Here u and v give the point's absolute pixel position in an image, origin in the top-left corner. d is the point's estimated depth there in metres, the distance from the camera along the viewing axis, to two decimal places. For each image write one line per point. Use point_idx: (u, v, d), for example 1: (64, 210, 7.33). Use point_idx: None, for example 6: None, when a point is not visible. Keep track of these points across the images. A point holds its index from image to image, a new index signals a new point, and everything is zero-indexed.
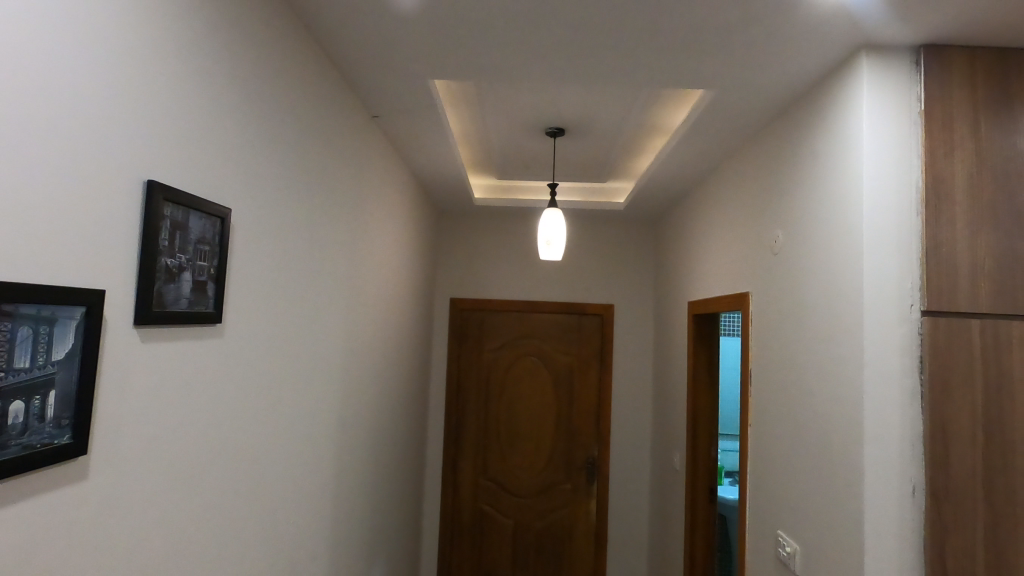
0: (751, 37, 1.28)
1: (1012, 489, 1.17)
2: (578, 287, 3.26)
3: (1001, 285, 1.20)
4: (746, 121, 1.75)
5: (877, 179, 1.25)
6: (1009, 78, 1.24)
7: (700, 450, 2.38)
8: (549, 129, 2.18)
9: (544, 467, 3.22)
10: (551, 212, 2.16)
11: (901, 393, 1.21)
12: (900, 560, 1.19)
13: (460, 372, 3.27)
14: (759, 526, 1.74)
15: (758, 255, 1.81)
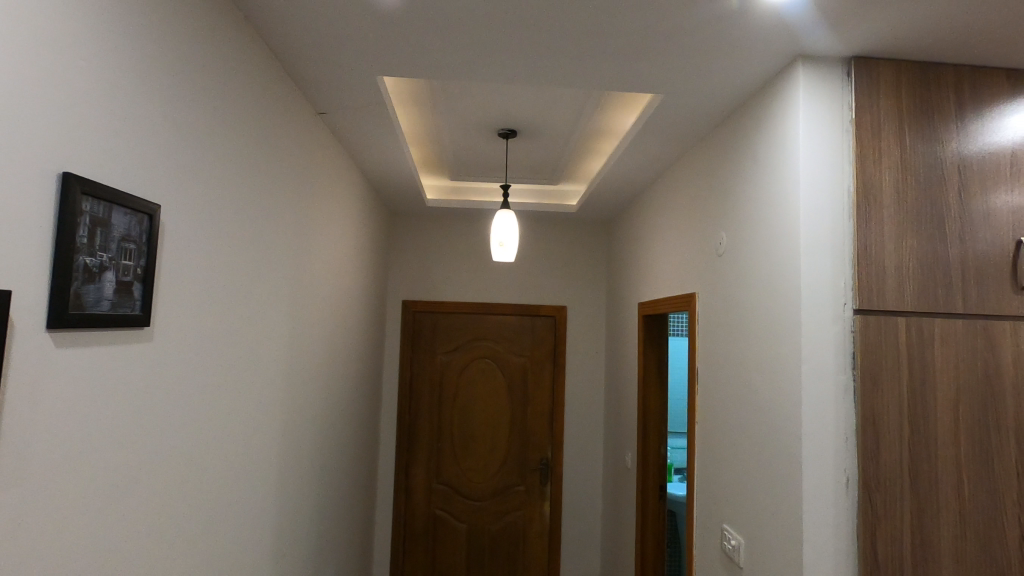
0: (693, 44, 1.31)
1: (934, 476, 1.24)
2: (531, 289, 3.27)
3: (925, 284, 1.27)
4: (692, 125, 1.79)
5: (812, 184, 1.31)
6: (929, 90, 1.32)
7: (650, 448, 2.43)
8: (500, 130, 2.18)
9: (498, 469, 3.21)
10: (503, 214, 2.16)
11: (836, 389, 1.27)
12: (835, 548, 1.24)
13: (413, 375, 3.23)
14: (705, 521, 1.79)
15: (704, 256, 1.87)
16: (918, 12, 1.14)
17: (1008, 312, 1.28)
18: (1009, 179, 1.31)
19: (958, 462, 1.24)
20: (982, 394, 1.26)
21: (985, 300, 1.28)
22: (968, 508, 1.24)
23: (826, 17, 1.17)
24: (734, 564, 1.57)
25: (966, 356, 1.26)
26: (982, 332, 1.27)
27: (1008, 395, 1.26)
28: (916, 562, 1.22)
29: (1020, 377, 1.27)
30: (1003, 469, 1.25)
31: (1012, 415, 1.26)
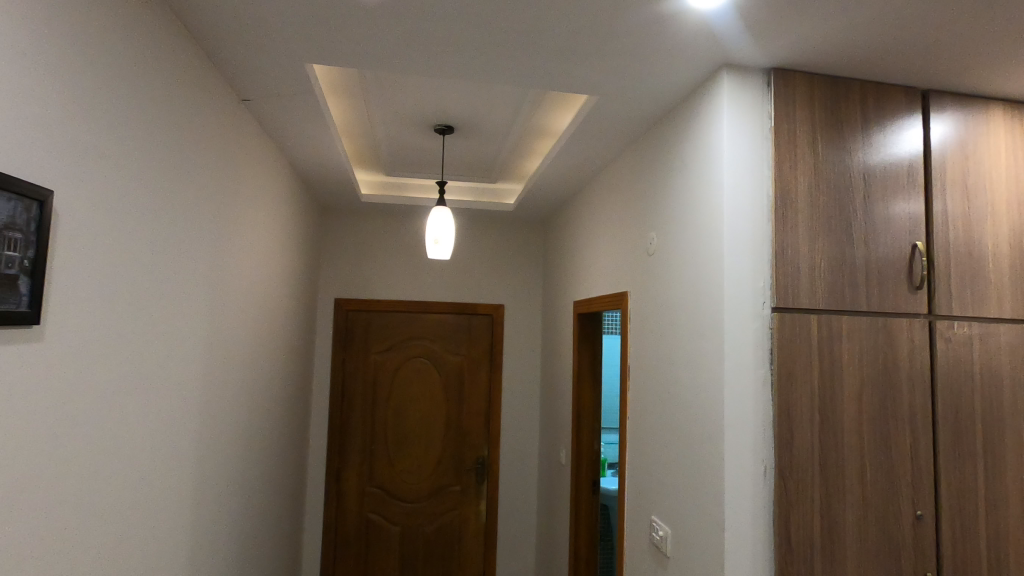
0: (625, 48, 1.34)
1: (840, 463, 1.33)
2: (468, 287, 3.25)
3: (834, 283, 1.36)
4: (625, 128, 1.83)
5: (736, 187, 1.37)
6: (839, 102, 1.41)
7: (584, 444, 2.47)
8: (437, 126, 2.15)
9: (434, 470, 3.17)
10: (439, 211, 2.13)
11: (755, 383, 1.33)
12: (753, 534, 1.31)
13: (345, 376, 3.13)
14: (635, 513, 1.83)
15: (635, 256, 1.92)
16: (829, 29, 1.22)
17: (904, 309, 1.39)
18: (907, 188, 1.42)
19: (862, 449, 1.34)
20: (883, 386, 1.36)
21: (885, 299, 1.38)
22: (870, 492, 1.33)
23: (748, 28, 1.23)
24: (661, 554, 1.62)
25: (869, 350, 1.36)
26: (883, 329, 1.37)
27: (904, 386, 1.37)
28: (824, 544, 1.30)
29: (915, 370, 1.38)
30: (899, 454, 1.36)
31: (907, 405, 1.37)
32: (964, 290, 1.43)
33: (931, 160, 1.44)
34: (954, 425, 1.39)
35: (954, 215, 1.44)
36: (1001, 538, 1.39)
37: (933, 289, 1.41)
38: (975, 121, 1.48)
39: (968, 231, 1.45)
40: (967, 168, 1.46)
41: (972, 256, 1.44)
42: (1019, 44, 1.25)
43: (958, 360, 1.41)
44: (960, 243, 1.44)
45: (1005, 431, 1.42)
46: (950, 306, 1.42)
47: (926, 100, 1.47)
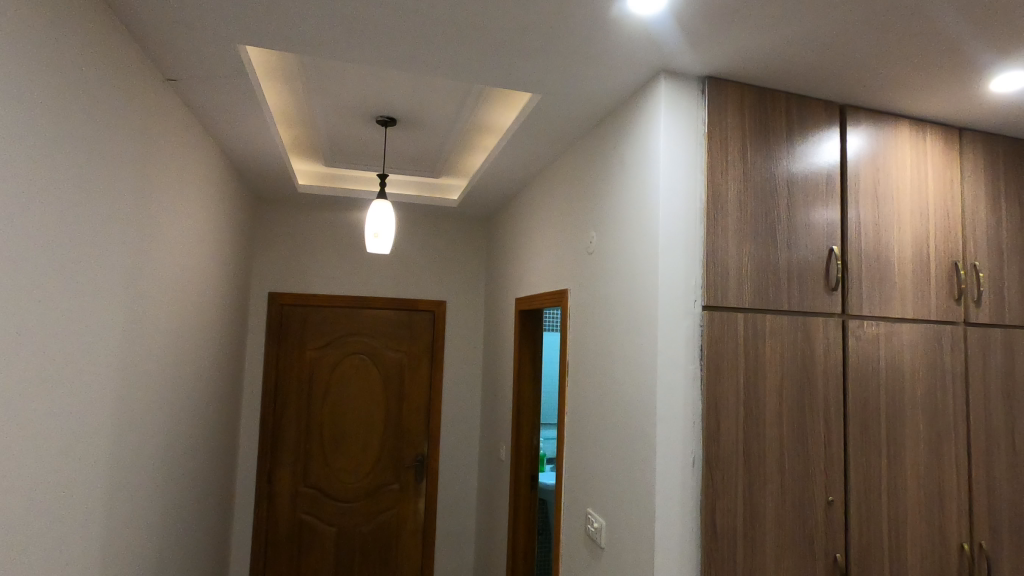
0: (568, 49, 1.36)
1: (762, 453, 1.41)
2: (409, 282, 3.21)
3: (759, 283, 1.44)
4: (567, 128, 1.86)
5: (671, 189, 1.42)
6: (767, 112, 1.49)
7: (523, 439, 2.49)
8: (378, 117, 2.11)
9: (371, 469, 3.11)
10: (379, 203, 2.09)
11: (686, 377, 1.39)
12: (681, 522, 1.36)
13: (279, 373, 3.02)
14: (571, 506, 1.87)
15: (575, 254, 1.95)
16: (758, 42, 1.29)
17: (821, 309, 1.49)
18: (825, 196, 1.52)
19: (781, 440, 1.42)
20: (801, 381, 1.45)
21: (804, 299, 1.48)
22: (788, 480, 1.42)
23: (684, 37, 1.28)
24: (595, 545, 1.66)
25: (789, 347, 1.45)
26: (802, 327, 1.46)
27: (820, 380, 1.47)
28: (746, 530, 1.38)
29: (830, 366, 1.48)
30: (814, 444, 1.45)
31: (822, 398, 1.47)
32: (873, 291, 1.55)
33: (847, 170, 1.55)
34: (862, 417, 1.50)
35: (866, 222, 1.55)
36: (900, 520, 1.52)
37: (846, 290, 1.52)
38: (886, 136, 1.61)
39: (878, 237, 1.57)
40: (878, 179, 1.58)
41: (881, 260, 1.56)
42: (924, 67, 1.37)
43: (867, 356, 1.52)
44: (870, 248, 1.55)
45: (905, 422, 1.55)
46: (861, 306, 1.53)
47: (844, 114, 1.57)
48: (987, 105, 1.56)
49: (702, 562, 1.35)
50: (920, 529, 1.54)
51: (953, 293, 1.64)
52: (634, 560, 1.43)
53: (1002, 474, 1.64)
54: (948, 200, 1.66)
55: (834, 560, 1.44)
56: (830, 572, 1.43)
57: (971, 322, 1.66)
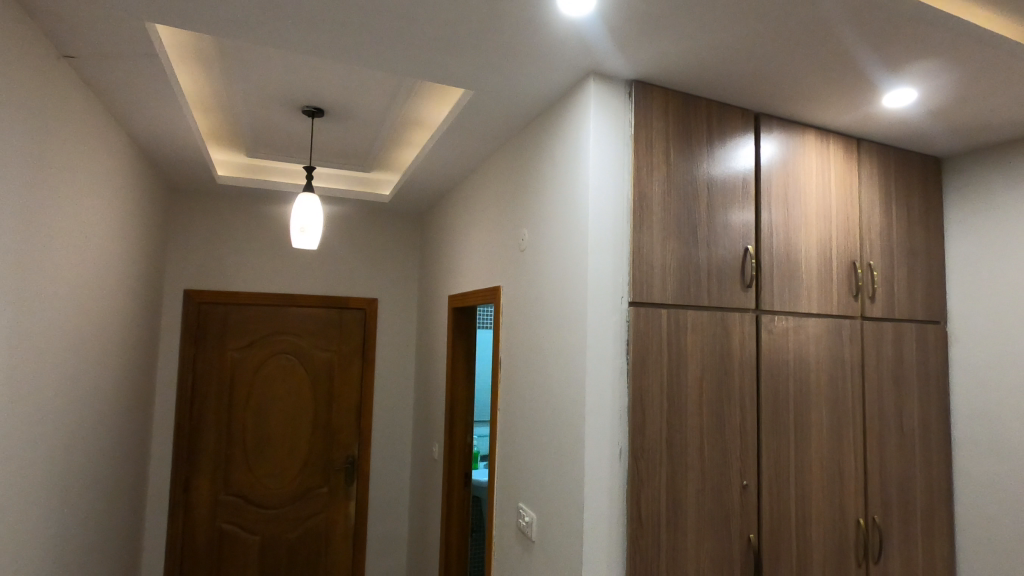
0: (500, 47, 1.37)
1: (684, 442, 1.47)
2: (339, 279, 3.11)
3: (681, 280, 1.50)
4: (500, 125, 1.87)
5: (600, 188, 1.45)
6: (689, 117, 1.56)
7: (456, 438, 2.48)
8: (305, 108, 2.03)
9: (298, 473, 2.99)
10: (306, 197, 2.01)
11: (613, 371, 1.43)
12: (609, 512, 1.41)
13: (196, 376, 2.84)
14: (503, 502, 1.88)
15: (508, 251, 1.96)
16: (682, 49, 1.35)
17: (737, 305, 1.58)
18: (741, 198, 1.62)
19: (701, 429, 1.50)
20: (719, 372, 1.53)
21: (722, 295, 1.56)
22: (707, 467, 1.50)
23: (612, 40, 1.32)
24: (527, 539, 1.68)
25: (708, 341, 1.52)
26: (720, 322, 1.55)
27: (736, 371, 1.56)
28: (669, 516, 1.44)
29: (745, 358, 1.57)
30: (731, 432, 1.54)
31: (738, 389, 1.56)
32: (783, 288, 1.66)
33: (761, 175, 1.65)
34: (773, 405, 1.61)
35: (777, 223, 1.66)
36: (806, 500, 1.64)
37: (760, 287, 1.62)
38: (795, 143, 1.72)
39: (788, 238, 1.68)
40: (788, 184, 1.70)
41: (790, 260, 1.68)
42: (827, 81, 1.48)
43: (778, 348, 1.63)
44: (781, 248, 1.67)
45: (810, 409, 1.67)
46: (772, 302, 1.64)
47: (758, 122, 1.68)
48: (880, 119, 1.71)
49: (628, 550, 1.40)
50: (823, 508, 1.67)
51: (852, 290, 1.79)
52: (565, 551, 1.46)
53: (892, 455, 1.81)
54: (848, 205, 1.81)
55: (748, 541, 1.54)
56: (744, 552, 1.53)
57: (867, 316, 1.82)
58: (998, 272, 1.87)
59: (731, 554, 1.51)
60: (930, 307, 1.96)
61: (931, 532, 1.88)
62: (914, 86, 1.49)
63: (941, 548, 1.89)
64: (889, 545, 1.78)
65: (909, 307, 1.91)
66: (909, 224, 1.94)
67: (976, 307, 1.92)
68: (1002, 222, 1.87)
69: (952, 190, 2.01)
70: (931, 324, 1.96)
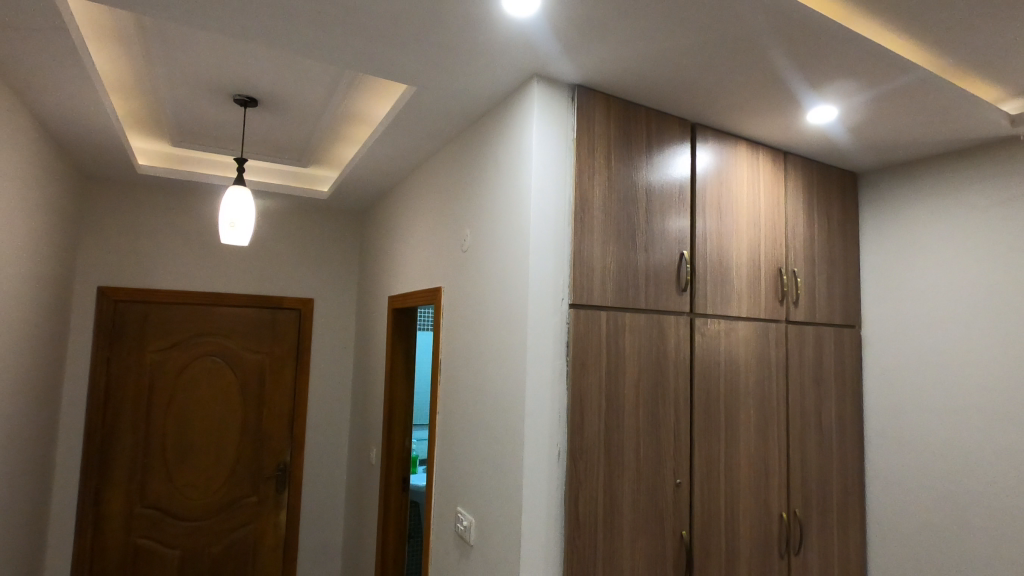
0: (444, 43, 1.35)
1: (621, 442, 1.50)
2: (272, 278, 2.98)
3: (621, 283, 1.53)
4: (443, 123, 1.84)
5: (542, 190, 1.46)
6: (629, 123, 1.59)
7: (394, 442, 2.42)
8: (237, 96, 1.93)
9: (224, 482, 2.83)
10: (236, 190, 1.91)
11: (553, 372, 1.44)
12: (547, 513, 1.41)
13: (110, 380, 2.64)
14: (441, 507, 1.85)
15: (450, 252, 1.94)
16: (623, 57, 1.37)
17: (673, 308, 1.62)
18: (678, 204, 1.67)
19: (638, 429, 1.53)
20: (655, 373, 1.57)
21: (659, 298, 1.60)
22: (642, 466, 1.52)
23: (556, 43, 1.33)
24: (464, 544, 1.66)
25: (645, 343, 1.56)
26: (657, 324, 1.59)
27: (671, 373, 1.60)
28: (606, 516, 1.46)
29: (679, 360, 1.62)
30: (665, 432, 1.58)
31: (672, 389, 1.60)
32: (715, 293, 1.72)
33: (696, 183, 1.71)
34: (705, 406, 1.66)
35: (711, 230, 1.72)
36: (735, 496, 1.71)
37: (694, 291, 1.67)
38: (728, 154, 1.80)
39: (720, 245, 1.75)
40: (722, 193, 1.77)
41: (722, 265, 1.75)
42: (757, 95, 1.55)
43: (710, 350, 1.69)
44: (714, 254, 1.73)
45: (739, 408, 1.74)
46: (705, 306, 1.70)
47: (694, 132, 1.73)
48: (804, 134, 1.82)
49: (565, 551, 1.40)
50: (750, 503, 1.74)
51: (778, 295, 1.89)
52: (502, 555, 1.45)
53: (812, 452, 1.92)
54: (776, 215, 1.91)
55: (680, 537, 1.58)
56: (677, 548, 1.57)
57: (791, 320, 1.92)
58: (905, 280, 2.02)
59: (664, 550, 1.54)
60: (847, 312, 2.09)
61: (846, 524, 2.00)
62: (835, 104, 1.59)
63: (854, 538, 2.02)
64: (809, 537, 1.88)
65: (828, 312, 2.03)
66: (829, 234, 2.07)
67: (887, 312, 2.07)
68: (910, 234, 2.02)
69: (867, 203, 2.16)
70: (847, 328, 2.09)
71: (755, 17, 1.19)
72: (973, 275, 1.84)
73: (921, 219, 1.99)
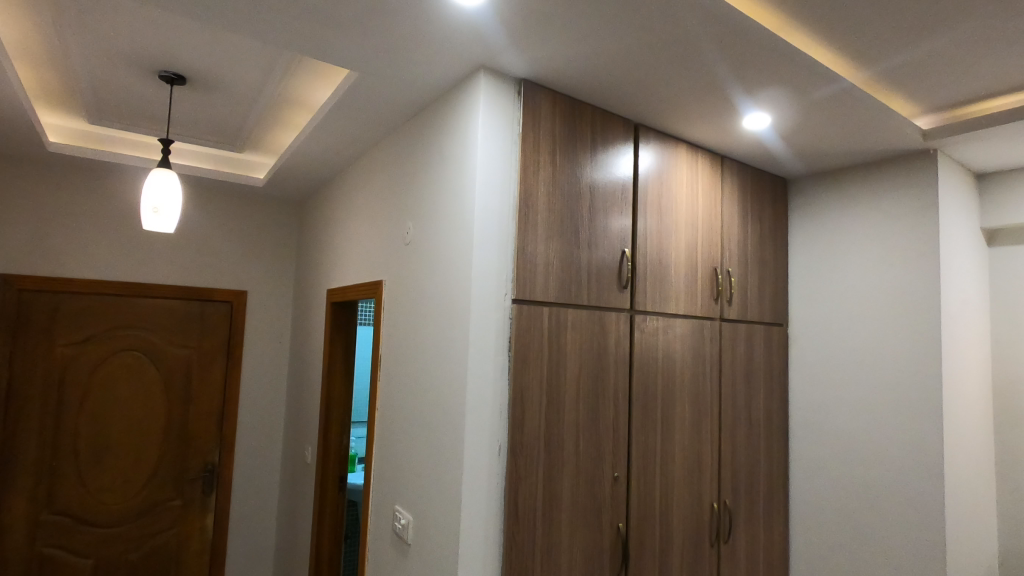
0: (387, 28, 1.31)
1: (561, 437, 1.51)
2: (202, 269, 2.82)
3: (564, 279, 1.54)
4: (386, 112, 1.79)
5: (487, 184, 1.44)
6: (575, 121, 1.60)
7: (331, 441, 2.34)
8: (163, 74, 1.81)
9: (144, 485, 2.65)
10: (160, 173, 1.78)
11: (494, 367, 1.43)
12: (486, 509, 1.40)
13: (13, 376, 2.42)
14: (379, 505, 1.81)
15: (392, 244, 1.89)
16: (568, 54, 1.38)
17: (613, 304, 1.65)
18: (620, 203, 1.69)
19: (578, 424, 1.54)
20: (595, 369, 1.59)
21: (601, 295, 1.62)
22: (582, 461, 1.54)
23: (502, 36, 1.31)
24: (402, 542, 1.63)
25: (586, 339, 1.58)
26: (597, 321, 1.61)
27: (611, 368, 1.63)
28: (545, 510, 1.46)
29: (618, 356, 1.65)
30: (604, 427, 1.60)
31: (612, 385, 1.63)
32: (654, 290, 1.77)
33: (639, 182, 1.74)
34: (643, 401, 1.70)
35: (652, 229, 1.76)
36: (669, 489, 1.76)
37: (635, 288, 1.71)
38: (669, 155, 1.85)
39: (660, 244, 1.79)
40: (662, 193, 1.81)
41: (662, 264, 1.79)
42: (697, 99, 1.60)
43: (648, 347, 1.73)
44: (654, 253, 1.77)
45: (675, 403, 1.79)
46: (645, 303, 1.74)
47: (637, 133, 1.77)
48: (739, 140, 1.89)
49: (504, 547, 1.40)
50: (683, 495, 1.80)
51: (713, 293, 1.96)
52: (440, 553, 1.43)
53: (742, 445, 2.01)
54: (712, 216, 1.98)
55: (617, 529, 1.61)
56: (613, 540, 1.60)
57: (725, 318, 2.00)
58: (828, 281, 2.15)
59: (601, 543, 1.57)
60: (775, 311, 2.20)
61: (771, 511, 2.11)
62: (768, 111, 1.66)
63: (778, 525, 2.13)
64: (737, 526, 1.97)
65: (759, 311, 2.13)
66: (761, 236, 2.16)
67: (811, 312, 2.19)
68: (833, 238, 2.15)
69: (795, 208, 2.28)
70: (775, 326, 2.20)
71: (696, 21, 1.23)
72: (887, 278, 1.98)
73: (843, 224, 2.12)
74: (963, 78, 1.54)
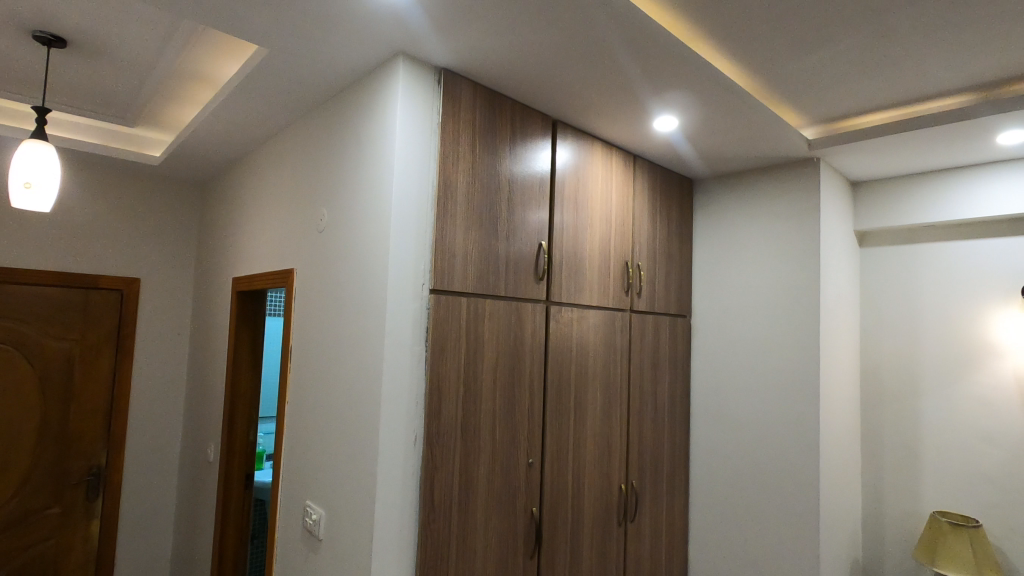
0: (301, 5, 1.25)
1: (478, 426, 1.53)
2: (86, 253, 2.56)
3: (481, 270, 1.55)
4: (299, 93, 1.71)
5: (405, 172, 1.42)
6: (494, 113, 1.62)
7: (237, 436, 2.22)
8: (37, 34, 1.62)
9: (13, 493, 2.37)
10: (35, 146, 1.59)
11: (411, 358, 1.42)
12: (402, 499, 1.39)
13: None
14: (289, 501, 1.74)
15: (304, 231, 1.82)
16: (489, 46, 1.39)
17: (530, 296, 1.69)
18: (538, 196, 1.73)
19: (494, 413, 1.57)
20: (511, 359, 1.62)
21: (518, 286, 1.65)
22: (498, 448, 1.57)
23: (422, 23, 1.30)
24: (314, 538, 1.58)
25: (503, 329, 1.60)
26: (514, 311, 1.64)
27: (527, 358, 1.67)
28: (461, 498, 1.48)
29: (534, 346, 1.69)
30: (520, 415, 1.64)
31: (528, 373, 1.67)
32: (570, 282, 1.83)
33: (556, 176, 1.79)
34: (557, 389, 1.76)
35: (568, 223, 1.82)
36: (580, 472, 1.83)
37: (551, 279, 1.76)
38: (585, 152, 1.91)
39: (575, 238, 1.85)
40: (579, 189, 1.87)
41: (577, 256, 1.86)
42: (611, 99, 1.67)
43: (563, 336, 1.79)
44: (569, 246, 1.83)
45: (587, 390, 1.87)
46: (560, 294, 1.79)
47: (555, 128, 1.82)
48: (650, 140, 1.99)
49: (419, 536, 1.40)
50: (594, 478, 1.88)
51: (624, 285, 2.05)
52: (354, 546, 1.40)
53: (648, 429, 2.13)
54: (624, 212, 2.07)
55: (531, 514, 1.66)
56: (527, 525, 1.64)
57: (635, 309, 2.11)
58: (726, 276, 2.32)
59: (515, 528, 1.61)
60: (680, 303, 2.35)
61: (673, 490, 2.26)
62: (675, 114, 1.76)
63: (679, 502, 2.29)
64: (642, 505, 2.09)
65: (665, 303, 2.26)
66: (669, 233, 2.30)
67: (711, 304, 2.35)
68: (731, 236, 2.32)
69: (699, 208, 2.45)
70: (680, 317, 2.35)
71: (612, 22, 1.28)
72: (776, 273, 2.17)
73: (740, 224, 2.30)
74: (841, 93, 1.72)
